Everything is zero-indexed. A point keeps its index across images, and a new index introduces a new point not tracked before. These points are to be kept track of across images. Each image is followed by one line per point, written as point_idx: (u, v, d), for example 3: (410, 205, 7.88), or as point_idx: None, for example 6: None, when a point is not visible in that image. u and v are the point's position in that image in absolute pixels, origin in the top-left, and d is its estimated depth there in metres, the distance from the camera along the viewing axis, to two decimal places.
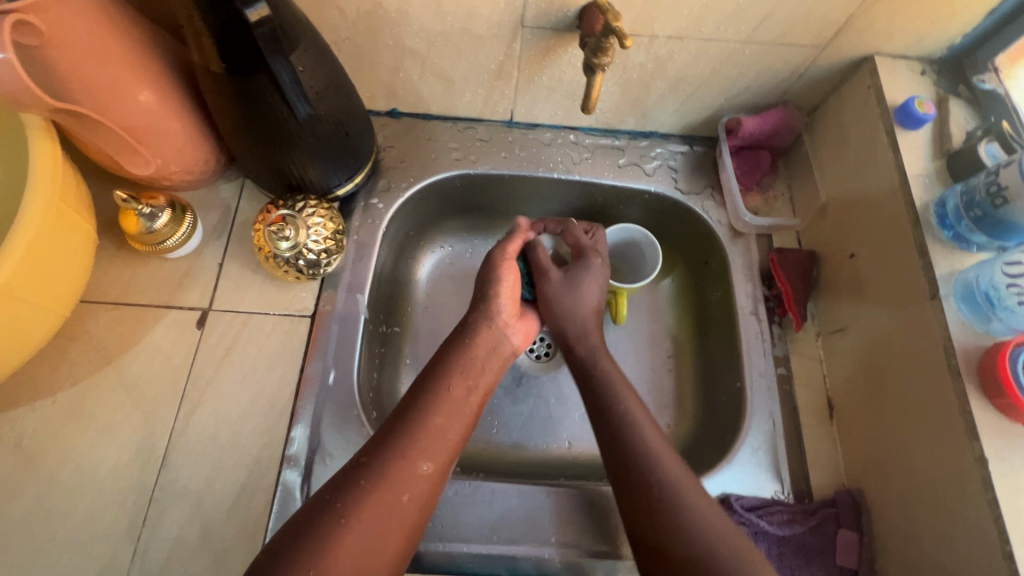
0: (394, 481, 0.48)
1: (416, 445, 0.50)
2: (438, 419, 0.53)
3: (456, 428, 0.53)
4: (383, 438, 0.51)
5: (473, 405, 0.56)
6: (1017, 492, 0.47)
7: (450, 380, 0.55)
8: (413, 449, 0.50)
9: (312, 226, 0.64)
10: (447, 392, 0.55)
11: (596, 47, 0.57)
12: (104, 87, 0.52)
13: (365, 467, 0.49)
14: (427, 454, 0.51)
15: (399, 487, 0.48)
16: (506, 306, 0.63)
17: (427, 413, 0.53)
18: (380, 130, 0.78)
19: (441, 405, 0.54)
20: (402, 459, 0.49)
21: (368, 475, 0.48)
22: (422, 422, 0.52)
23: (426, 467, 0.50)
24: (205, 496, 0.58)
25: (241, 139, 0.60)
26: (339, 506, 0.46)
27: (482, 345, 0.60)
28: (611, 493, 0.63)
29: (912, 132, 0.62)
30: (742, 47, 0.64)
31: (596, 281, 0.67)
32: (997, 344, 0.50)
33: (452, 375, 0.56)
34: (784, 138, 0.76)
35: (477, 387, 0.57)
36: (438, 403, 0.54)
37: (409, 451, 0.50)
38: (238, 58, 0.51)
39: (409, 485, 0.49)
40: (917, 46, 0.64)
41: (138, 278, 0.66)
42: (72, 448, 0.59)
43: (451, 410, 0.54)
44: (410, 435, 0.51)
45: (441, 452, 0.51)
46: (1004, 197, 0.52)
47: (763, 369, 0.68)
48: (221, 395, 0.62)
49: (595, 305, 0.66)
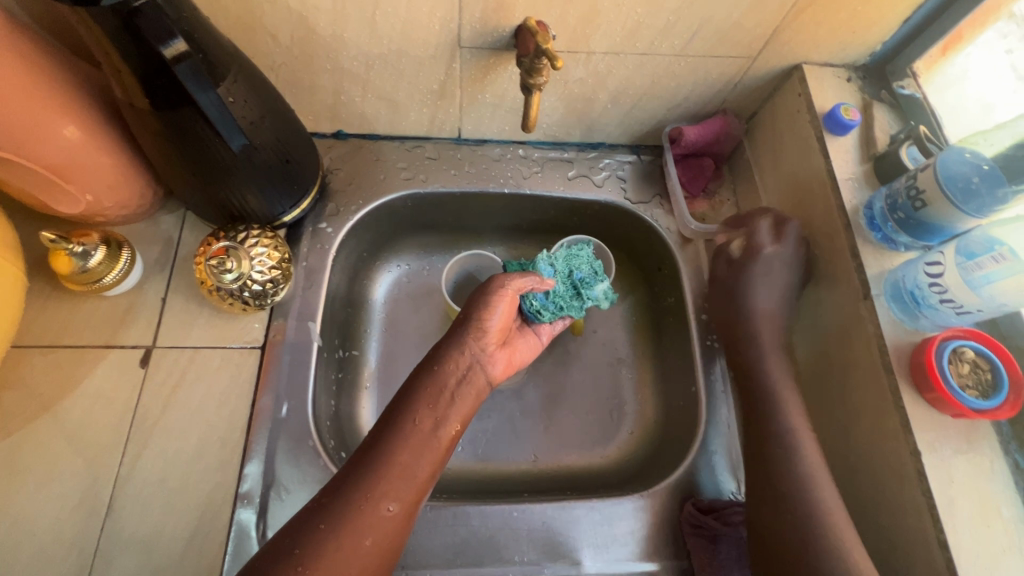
0: (360, 525, 0.47)
1: (382, 485, 0.49)
2: (404, 455, 0.51)
3: (426, 465, 0.52)
4: (343, 483, 0.49)
5: (444, 440, 0.54)
6: (949, 481, 0.49)
7: (417, 412, 0.54)
8: (375, 489, 0.49)
9: (255, 256, 0.62)
10: (412, 428, 0.53)
11: (530, 68, 0.57)
12: (22, 128, 0.50)
13: (325, 509, 0.47)
14: (392, 493, 0.49)
15: (361, 532, 0.47)
16: (489, 337, 0.61)
17: (392, 450, 0.51)
18: (327, 153, 0.77)
19: (405, 441, 0.52)
20: (363, 501, 0.48)
21: (328, 518, 0.47)
22: (383, 460, 0.50)
23: (391, 508, 0.49)
24: (156, 543, 0.56)
25: (176, 173, 0.59)
26: (297, 554, 0.45)
27: (453, 375, 0.58)
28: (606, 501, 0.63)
29: (841, 137, 0.65)
30: (678, 60, 0.66)
31: (773, 283, 0.64)
32: (925, 340, 0.53)
33: (419, 407, 0.54)
34: (725, 145, 0.78)
35: (446, 419, 0.55)
36: (403, 441, 0.52)
37: (371, 494, 0.49)
38: (164, 94, 0.49)
39: (373, 528, 0.48)
40: (841, 55, 0.67)
41: (75, 319, 0.64)
42: (10, 502, 0.56)
43: (419, 446, 0.52)
44: (374, 474, 0.49)
45: (408, 491, 0.50)
46: (923, 200, 0.54)
47: (717, 372, 0.70)
48: (169, 435, 0.60)
49: (767, 308, 0.64)
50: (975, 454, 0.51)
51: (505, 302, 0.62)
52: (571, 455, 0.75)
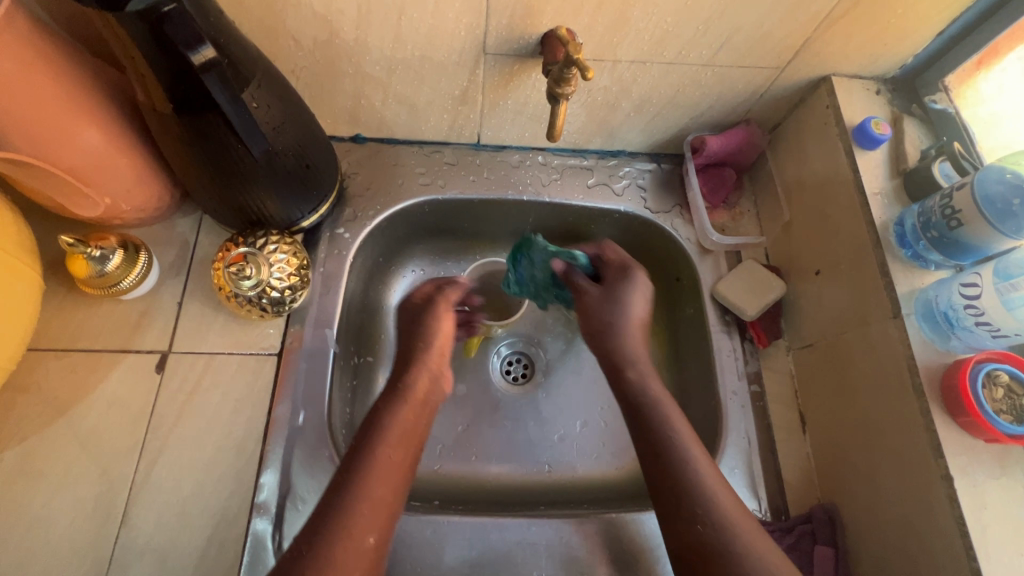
0: (342, 561, 0.46)
1: (359, 519, 0.49)
2: (378, 488, 0.51)
3: (397, 490, 0.52)
4: (323, 520, 0.48)
5: (411, 463, 0.55)
6: (981, 506, 0.49)
7: (388, 445, 0.54)
8: (355, 523, 0.48)
9: (274, 263, 0.61)
10: (383, 459, 0.53)
11: (558, 77, 0.56)
12: (44, 130, 0.49)
13: (309, 549, 0.46)
14: (370, 526, 0.49)
15: (346, 566, 0.46)
16: (437, 352, 0.64)
17: (366, 482, 0.51)
18: (344, 157, 0.76)
19: (378, 472, 0.52)
20: (344, 537, 0.47)
21: (314, 559, 0.46)
22: (359, 493, 0.50)
23: (370, 539, 0.49)
24: (170, 553, 0.56)
25: (195, 177, 0.58)
26: None
27: (415, 401, 0.59)
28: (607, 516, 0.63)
29: (870, 151, 0.64)
30: (704, 69, 0.65)
31: (642, 295, 0.64)
32: (958, 362, 0.52)
33: (388, 440, 0.54)
34: (747, 155, 0.77)
35: (411, 446, 0.56)
36: (375, 472, 0.52)
37: (351, 527, 0.48)
38: (188, 99, 0.49)
39: (355, 562, 0.47)
40: (871, 67, 0.66)
41: (91, 322, 0.63)
42: (22, 509, 0.56)
43: (390, 475, 0.52)
44: (351, 509, 0.49)
45: (382, 520, 0.50)
46: (959, 219, 0.53)
47: (737, 387, 0.69)
48: (185, 442, 0.60)
49: (641, 320, 0.63)
50: (1008, 479, 0.50)
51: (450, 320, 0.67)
52: (585, 466, 0.74)
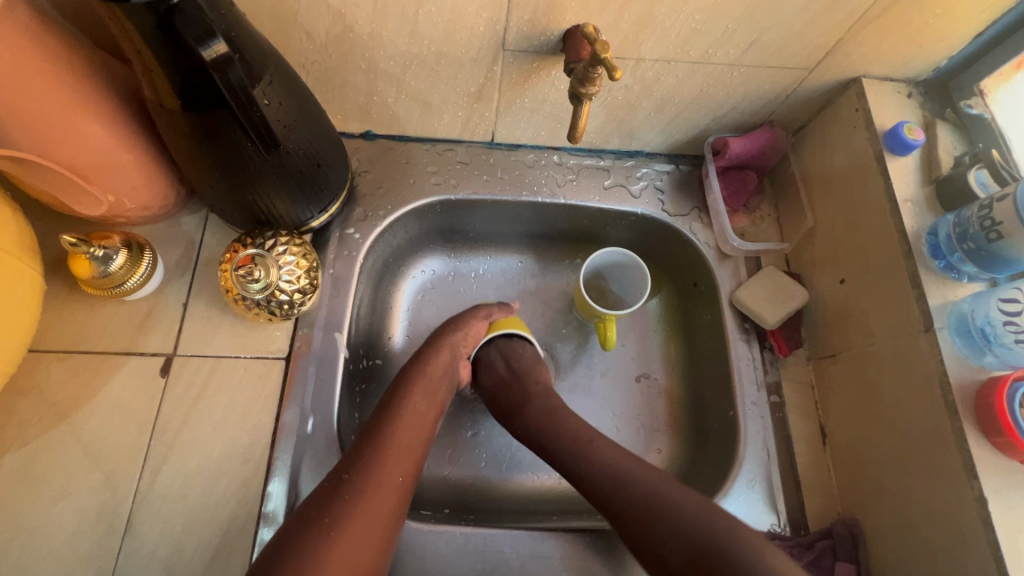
0: (377, 491, 0.50)
1: (391, 458, 0.53)
2: (405, 433, 0.56)
3: (421, 439, 0.57)
4: (357, 457, 0.52)
5: (433, 420, 0.59)
6: (1017, 529, 0.47)
7: (414, 397, 0.58)
8: (388, 461, 0.53)
9: (283, 265, 0.59)
10: (410, 408, 0.58)
11: (583, 77, 0.53)
12: (46, 127, 0.47)
13: (345, 481, 0.50)
14: (400, 465, 0.53)
15: (379, 497, 0.50)
16: (467, 341, 0.66)
17: (394, 426, 0.56)
18: (354, 154, 0.74)
19: (404, 419, 0.56)
20: (378, 472, 0.51)
21: (352, 489, 0.50)
22: (390, 435, 0.55)
23: (401, 476, 0.53)
24: (175, 564, 0.54)
25: (202, 175, 0.56)
26: (328, 521, 0.47)
27: (439, 368, 0.62)
28: None
29: (901, 157, 0.61)
30: (731, 69, 0.62)
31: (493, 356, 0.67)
32: (994, 379, 0.50)
33: (414, 394, 0.59)
34: (769, 158, 0.75)
35: (436, 405, 0.60)
36: (402, 418, 0.56)
37: (385, 463, 0.52)
38: (198, 96, 0.46)
39: (389, 493, 0.51)
40: (904, 69, 0.63)
41: (94, 323, 0.61)
42: (23, 516, 0.54)
43: (418, 422, 0.57)
44: (382, 448, 0.53)
45: (409, 462, 0.54)
46: (999, 232, 0.51)
47: (756, 397, 0.67)
48: (191, 449, 0.58)
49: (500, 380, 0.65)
50: None
51: (484, 326, 0.68)
52: None
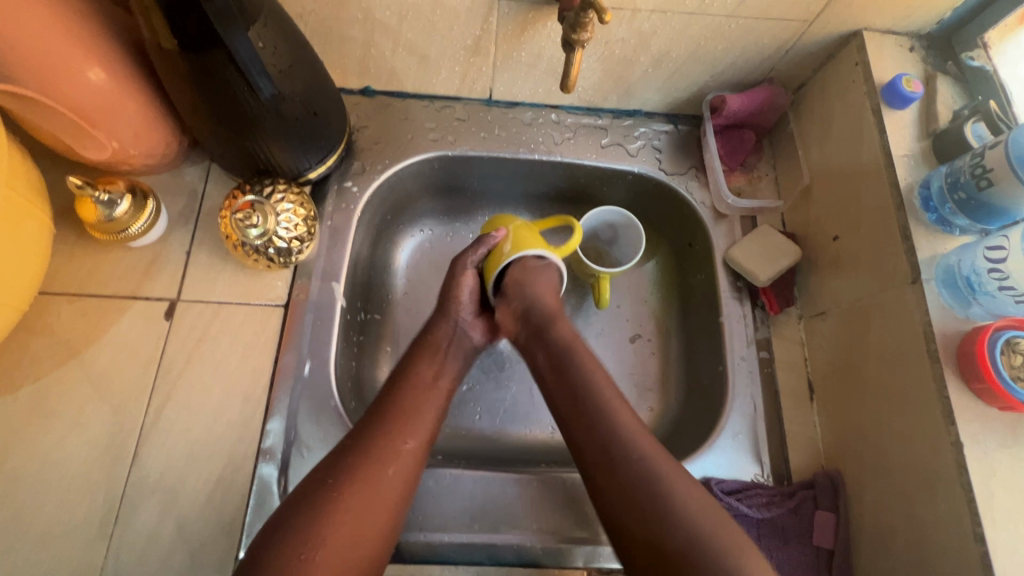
0: (382, 456, 0.51)
1: (397, 425, 0.53)
2: (413, 400, 0.56)
3: (433, 407, 0.57)
4: (366, 426, 0.53)
5: (445, 389, 0.59)
6: (991, 473, 0.48)
7: (420, 364, 0.59)
8: (394, 428, 0.53)
9: (281, 212, 0.61)
10: (419, 377, 0.58)
11: (574, 22, 0.53)
12: (46, 64, 0.49)
13: (354, 445, 0.51)
14: (408, 432, 0.53)
15: (384, 462, 0.51)
16: (462, 303, 0.63)
17: (404, 394, 0.56)
18: (353, 110, 0.75)
19: (413, 386, 0.57)
20: (384, 437, 0.52)
21: (357, 451, 0.51)
22: (398, 403, 0.55)
23: (409, 444, 0.53)
24: (178, 494, 0.57)
25: (202, 122, 0.57)
26: (331, 482, 0.49)
27: (445, 336, 0.62)
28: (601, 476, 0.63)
29: (899, 111, 0.61)
30: (728, 21, 0.62)
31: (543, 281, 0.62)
32: (977, 329, 0.50)
33: (423, 361, 0.59)
34: (769, 117, 0.74)
35: (446, 372, 0.60)
36: (409, 386, 0.57)
37: (392, 429, 0.53)
38: (193, 34, 0.47)
39: (394, 461, 0.51)
40: (906, 21, 0.62)
41: (101, 267, 0.64)
42: (38, 445, 0.57)
43: (428, 391, 0.57)
44: (390, 416, 0.54)
45: (421, 430, 0.54)
46: (989, 179, 0.51)
47: (745, 352, 0.68)
48: (194, 388, 0.61)
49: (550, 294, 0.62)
50: (1020, 447, 0.49)
51: (472, 276, 0.63)
52: None
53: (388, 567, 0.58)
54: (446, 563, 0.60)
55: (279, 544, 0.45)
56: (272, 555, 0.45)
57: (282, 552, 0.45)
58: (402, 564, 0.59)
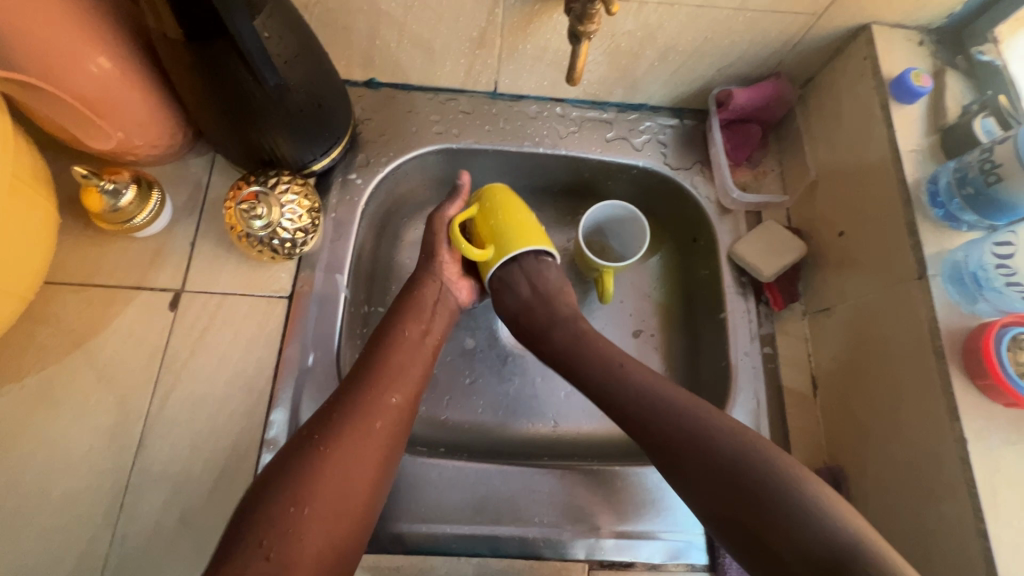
0: (368, 411, 0.52)
1: (382, 381, 0.54)
2: (399, 357, 0.57)
3: (417, 365, 0.57)
4: (351, 385, 0.54)
5: (429, 347, 0.60)
6: (995, 470, 0.48)
7: (405, 324, 0.59)
8: (379, 384, 0.54)
9: (285, 204, 0.61)
10: (403, 335, 0.58)
11: (581, 13, 0.53)
12: (51, 52, 0.49)
13: (340, 402, 0.52)
14: (393, 387, 0.54)
15: (370, 416, 0.52)
16: (449, 269, 0.65)
17: (388, 354, 0.56)
18: (357, 102, 0.75)
19: (397, 344, 0.58)
20: (369, 392, 0.53)
21: (342, 407, 0.52)
22: (384, 363, 0.56)
23: (395, 399, 0.54)
24: (183, 483, 0.57)
25: (207, 113, 0.57)
26: (317, 438, 0.49)
27: (429, 297, 0.63)
28: (606, 471, 0.63)
29: (907, 105, 0.60)
30: (736, 14, 0.61)
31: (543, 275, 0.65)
32: (983, 325, 0.50)
33: (406, 320, 0.60)
34: (776, 112, 0.74)
35: (431, 330, 0.61)
36: (394, 347, 0.57)
37: (377, 386, 0.54)
38: (199, 23, 0.47)
39: (380, 415, 0.52)
40: (916, 15, 0.62)
41: (105, 258, 0.64)
42: (43, 433, 0.58)
43: (412, 349, 0.58)
44: (375, 374, 0.54)
45: (405, 385, 0.55)
46: (998, 174, 0.51)
47: (749, 348, 0.68)
48: (198, 378, 0.61)
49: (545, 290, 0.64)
50: None
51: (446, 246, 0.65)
52: (591, 424, 0.74)
53: (390, 558, 0.58)
54: (450, 554, 0.59)
55: (267, 497, 0.45)
56: (260, 507, 0.45)
57: (270, 505, 0.45)
58: (405, 554, 0.58)
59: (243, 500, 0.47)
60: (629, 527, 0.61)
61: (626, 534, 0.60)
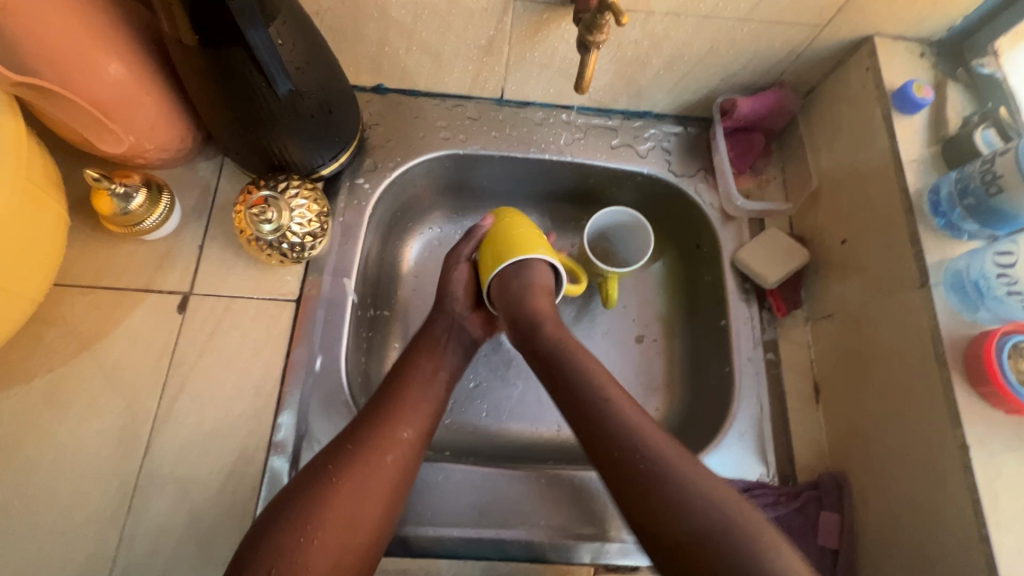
0: (379, 445, 0.52)
1: (394, 416, 0.54)
2: (412, 391, 0.57)
3: (430, 398, 0.58)
4: (365, 417, 0.54)
5: (442, 380, 0.60)
6: (996, 476, 0.48)
7: (420, 358, 0.60)
8: (391, 419, 0.54)
9: (295, 209, 0.62)
10: (416, 369, 0.59)
11: (590, 24, 0.54)
12: (67, 58, 0.49)
13: (352, 434, 0.53)
14: (405, 422, 0.54)
15: (381, 450, 0.52)
16: (460, 299, 0.64)
17: (400, 386, 0.57)
18: (365, 107, 0.75)
19: (410, 377, 0.58)
20: (382, 426, 0.53)
21: (354, 439, 0.52)
22: (395, 396, 0.56)
23: (406, 433, 0.54)
24: (191, 486, 0.57)
25: (218, 118, 0.58)
26: (329, 468, 0.50)
27: (445, 329, 0.63)
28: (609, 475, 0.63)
29: (909, 116, 0.61)
30: (741, 25, 0.62)
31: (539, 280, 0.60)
32: (984, 334, 0.51)
33: (422, 354, 0.60)
34: (778, 121, 0.74)
35: (446, 365, 0.61)
36: (408, 378, 0.58)
37: (389, 420, 0.54)
38: (214, 31, 0.48)
39: (392, 449, 0.52)
40: (917, 28, 0.63)
41: (114, 260, 0.64)
42: (51, 436, 0.58)
43: (427, 383, 0.58)
44: (387, 409, 0.55)
45: (418, 419, 0.55)
46: (999, 185, 0.52)
47: (751, 353, 0.68)
48: (206, 381, 0.61)
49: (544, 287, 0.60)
50: None
51: (466, 270, 0.65)
52: None
53: (397, 561, 0.58)
54: (455, 557, 0.60)
55: (275, 530, 0.47)
56: (267, 539, 0.46)
57: (279, 538, 0.46)
58: (411, 557, 0.59)
59: (254, 526, 0.48)
60: (632, 533, 0.61)
61: (629, 538, 0.61)
